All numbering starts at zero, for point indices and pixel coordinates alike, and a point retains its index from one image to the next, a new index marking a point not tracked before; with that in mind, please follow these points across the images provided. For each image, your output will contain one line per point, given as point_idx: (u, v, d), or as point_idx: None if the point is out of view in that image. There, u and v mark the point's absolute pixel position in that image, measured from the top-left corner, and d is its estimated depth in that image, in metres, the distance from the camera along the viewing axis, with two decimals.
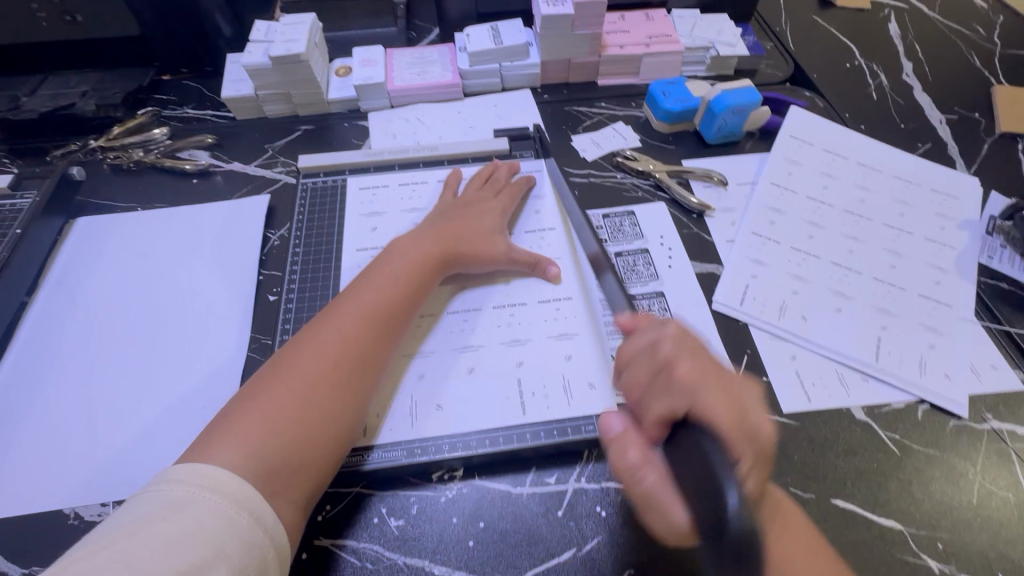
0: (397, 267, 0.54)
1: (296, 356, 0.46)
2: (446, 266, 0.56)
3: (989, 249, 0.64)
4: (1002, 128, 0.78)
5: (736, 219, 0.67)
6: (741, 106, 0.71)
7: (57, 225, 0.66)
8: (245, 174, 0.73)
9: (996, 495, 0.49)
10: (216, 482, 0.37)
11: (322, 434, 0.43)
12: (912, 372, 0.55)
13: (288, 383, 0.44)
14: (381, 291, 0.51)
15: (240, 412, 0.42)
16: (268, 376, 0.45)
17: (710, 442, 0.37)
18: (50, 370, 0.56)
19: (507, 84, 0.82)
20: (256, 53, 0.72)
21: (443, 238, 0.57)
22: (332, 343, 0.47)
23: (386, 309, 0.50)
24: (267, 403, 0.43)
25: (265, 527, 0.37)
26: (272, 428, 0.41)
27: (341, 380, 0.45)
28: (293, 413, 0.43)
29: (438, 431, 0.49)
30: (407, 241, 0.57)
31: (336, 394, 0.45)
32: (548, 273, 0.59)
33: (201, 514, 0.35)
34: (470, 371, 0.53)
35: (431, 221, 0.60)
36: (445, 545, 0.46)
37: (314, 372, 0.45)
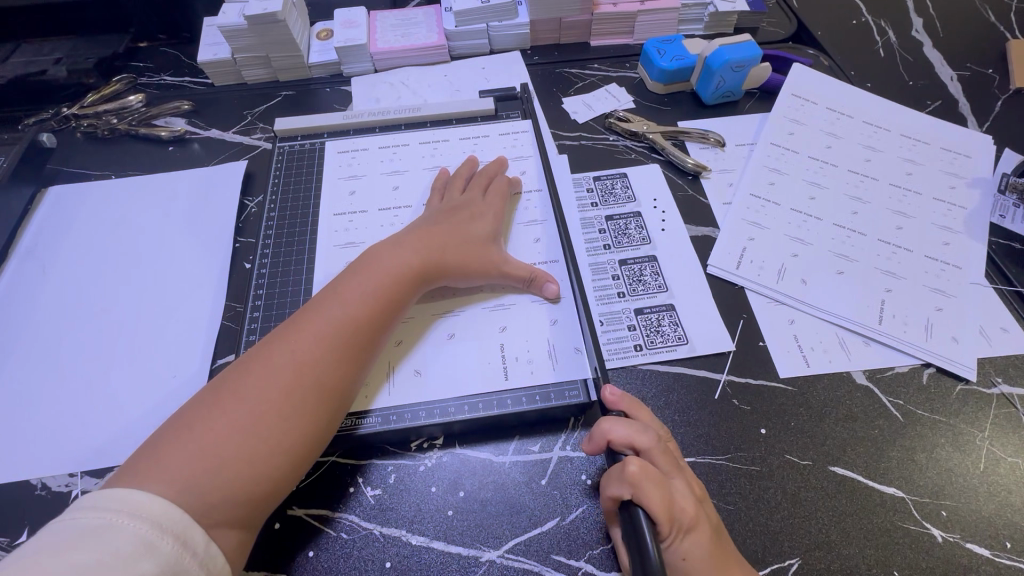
0: (368, 279, 0.47)
1: (245, 379, 0.41)
2: (426, 279, 0.50)
3: (1002, 207, 0.61)
4: (1016, 84, 0.74)
5: (733, 180, 0.64)
6: (739, 62, 0.67)
7: (29, 194, 0.64)
8: (223, 141, 0.70)
9: (1004, 461, 0.46)
10: (139, 507, 0.34)
11: (269, 468, 0.39)
12: (917, 336, 0.52)
13: (234, 409, 0.39)
14: (347, 308, 0.45)
15: (175, 440, 0.38)
16: (213, 400, 0.40)
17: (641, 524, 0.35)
18: (19, 341, 0.54)
19: (496, 45, 0.78)
20: (231, 14, 0.69)
21: (424, 246, 0.51)
22: (285, 367, 0.42)
23: (352, 330, 0.45)
24: (207, 433, 0.38)
25: (194, 552, 0.34)
26: (210, 465, 0.37)
27: (293, 409, 0.40)
28: (236, 446, 0.38)
29: (415, 397, 0.47)
30: (383, 250, 0.50)
31: (288, 425, 0.40)
32: (545, 290, 0.52)
33: (117, 539, 0.32)
34: (450, 337, 0.51)
35: (415, 226, 0.54)
36: (423, 515, 0.44)
37: (263, 400, 0.40)
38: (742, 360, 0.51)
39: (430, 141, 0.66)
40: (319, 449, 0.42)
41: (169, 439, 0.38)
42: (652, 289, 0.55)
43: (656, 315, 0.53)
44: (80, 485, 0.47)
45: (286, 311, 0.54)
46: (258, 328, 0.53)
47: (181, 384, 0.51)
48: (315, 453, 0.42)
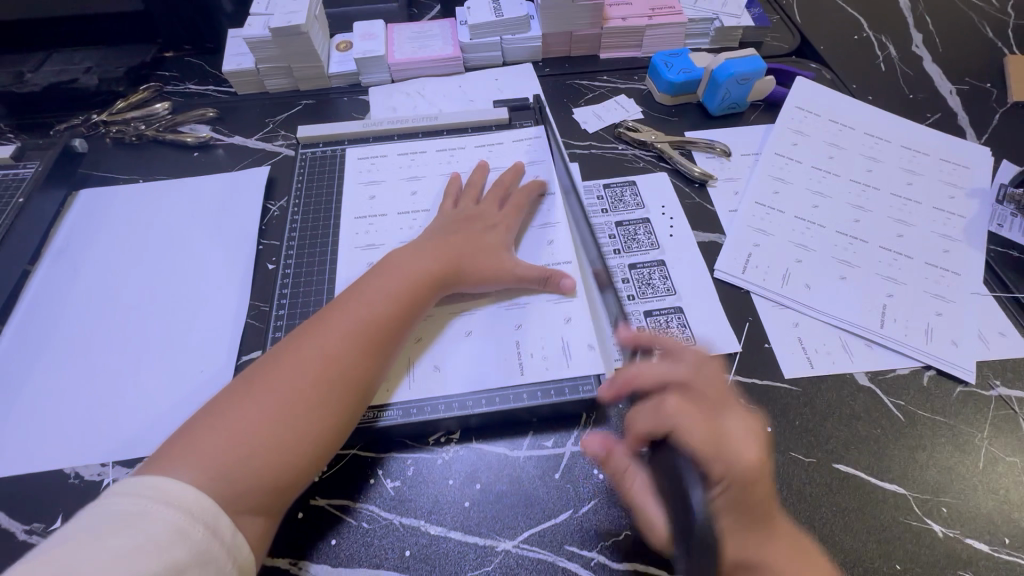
0: (389, 281, 0.50)
1: (274, 371, 0.44)
2: (446, 280, 0.52)
3: (999, 217, 0.63)
4: (1013, 98, 0.76)
5: (739, 188, 0.66)
6: (744, 75, 0.69)
7: (60, 196, 0.66)
8: (245, 147, 0.73)
9: (1002, 461, 0.48)
10: (171, 495, 0.35)
11: (295, 456, 0.41)
12: (917, 339, 0.53)
13: (261, 401, 0.41)
14: (370, 308, 0.48)
15: (207, 428, 0.40)
16: (242, 391, 0.43)
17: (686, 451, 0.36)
18: (52, 337, 0.57)
19: (508, 58, 0.81)
20: (256, 26, 0.72)
21: (444, 250, 0.53)
22: (312, 360, 0.44)
23: (377, 327, 0.47)
24: (238, 421, 0.40)
25: (222, 540, 0.36)
26: (238, 453, 0.39)
27: (319, 400, 0.43)
28: (263, 435, 0.40)
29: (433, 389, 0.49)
30: (405, 254, 0.53)
31: (314, 416, 0.42)
32: (561, 286, 0.54)
33: (151, 525, 0.33)
34: (467, 335, 0.53)
35: (434, 233, 0.56)
36: (441, 506, 0.45)
37: (291, 391, 0.42)
38: (748, 361, 0.53)
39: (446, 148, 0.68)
40: (342, 439, 0.44)
41: (200, 427, 0.40)
42: (660, 292, 0.57)
43: (665, 317, 0.55)
44: (111, 475, 0.48)
45: (308, 310, 0.56)
46: (282, 327, 0.55)
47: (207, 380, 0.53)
48: (338, 444, 0.44)
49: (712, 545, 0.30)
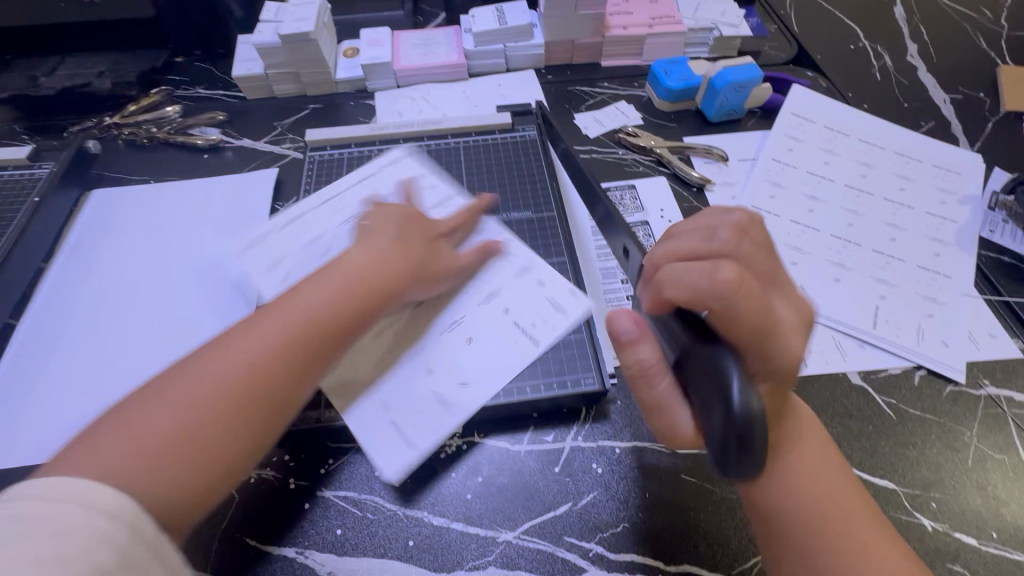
0: (344, 272, 0.45)
1: (201, 368, 0.39)
2: (405, 279, 0.48)
3: (991, 223, 0.64)
4: (1005, 107, 0.77)
5: (735, 193, 0.68)
6: (741, 83, 0.71)
7: (74, 196, 0.68)
8: (254, 150, 0.75)
9: (991, 458, 0.49)
10: (85, 495, 0.31)
11: (214, 469, 0.36)
12: (908, 340, 0.55)
13: (187, 396, 0.37)
14: (319, 300, 0.43)
15: (114, 430, 0.35)
16: (162, 389, 0.38)
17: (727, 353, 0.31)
18: (66, 331, 0.58)
19: (512, 64, 0.83)
20: (266, 32, 0.74)
21: (410, 247, 0.49)
22: (247, 361, 0.39)
23: (326, 327, 0.42)
24: (151, 425, 0.36)
25: (148, 539, 0.31)
26: (157, 456, 0.35)
27: (248, 409, 0.38)
28: (187, 435, 0.36)
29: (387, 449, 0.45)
30: (369, 244, 0.48)
31: (241, 425, 0.38)
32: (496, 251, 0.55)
33: (65, 526, 0.29)
34: (468, 339, 0.51)
35: (397, 228, 0.51)
36: (444, 498, 0.47)
37: (216, 395, 0.37)
38: None
39: (450, 153, 0.70)
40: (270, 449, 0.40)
41: (111, 425, 0.35)
42: None
43: None
44: None
45: None
46: None
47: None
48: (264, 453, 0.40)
49: (754, 443, 0.29)
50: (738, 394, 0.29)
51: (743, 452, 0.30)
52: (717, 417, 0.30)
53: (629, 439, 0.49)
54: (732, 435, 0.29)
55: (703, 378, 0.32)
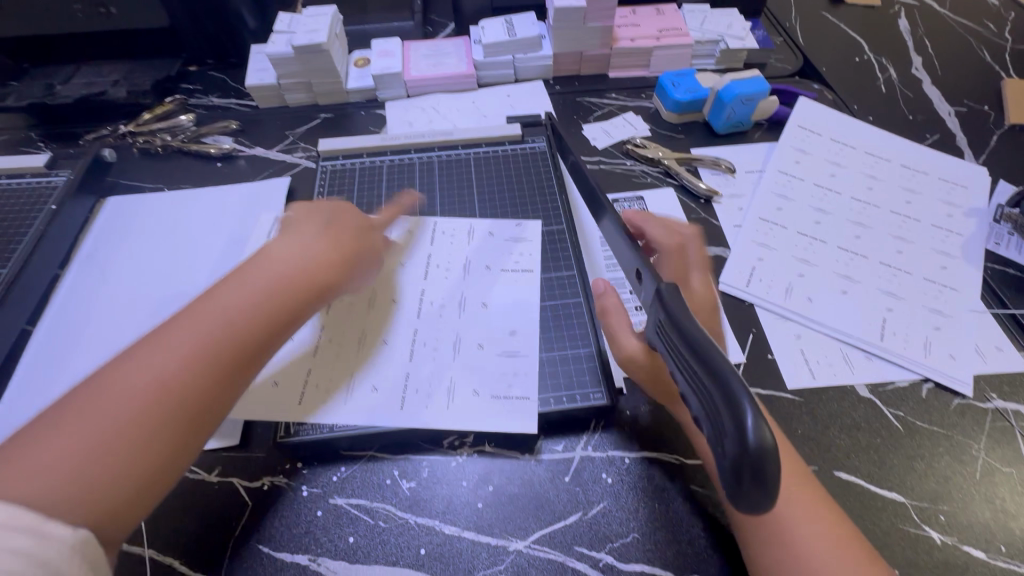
0: (263, 272, 0.45)
1: (117, 376, 0.37)
2: (331, 276, 0.48)
3: (997, 236, 0.65)
4: (1010, 120, 0.78)
5: (743, 204, 0.69)
6: (749, 96, 0.72)
7: (89, 204, 0.69)
8: (267, 158, 0.76)
9: (999, 471, 0.49)
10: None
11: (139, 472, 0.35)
12: (916, 352, 0.55)
13: (108, 401, 0.35)
14: (243, 299, 0.42)
15: (23, 446, 0.33)
16: (74, 402, 0.36)
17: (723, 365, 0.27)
18: (81, 338, 0.59)
19: (521, 75, 0.84)
20: (279, 43, 0.75)
21: (333, 240, 0.50)
22: (166, 360, 0.38)
23: (249, 323, 0.42)
24: (64, 434, 0.34)
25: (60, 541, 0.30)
26: (75, 463, 0.33)
27: (171, 408, 0.37)
28: (109, 439, 0.34)
29: (487, 417, 0.49)
30: (294, 241, 0.49)
31: (162, 428, 0.36)
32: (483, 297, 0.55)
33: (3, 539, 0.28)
34: (484, 307, 0.56)
35: (323, 227, 0.52)
36: (454, 507, 0.47)
37: (131, 399, 0.36)
38: (753, 371, 0.55)
39: (460, 163, 0.71)
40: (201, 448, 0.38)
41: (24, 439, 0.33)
42: None
43: None
44: None
45: None
46: None
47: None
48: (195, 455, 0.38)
49: (768, 478, 0.24)
50: (750, 424, 0.25)
51: (756, 489, 0.25)
52: (724, 445, 0.26)
53: (639, 450, 0.50)
54: (745, 469, 0.24)
55: (708, 401, 0.27)
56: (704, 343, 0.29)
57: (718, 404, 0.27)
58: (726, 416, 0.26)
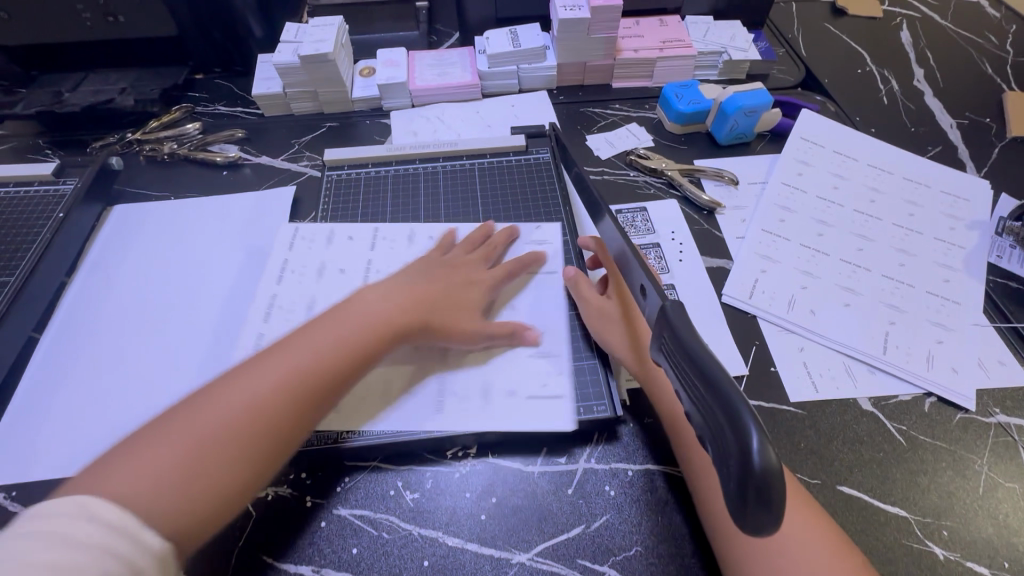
0: (360, 311, 0.47)
1: (216, 399, 0.40)
2: (422, 315, 0.50)
3: (999, 249, 0.65)
4: (1012, 133, 0.78)
5: (745, 216, 0.69)
6: (752, 107, 0.72)
7: (96, 211, 0.70)
8: (272, 167, 0.76)
9: (1002, 486, 0.49)
10: (89, 514, 0.32)
11: (208, 507, 0.36)
12: (918, 366, 0.55)
13: (205, 424, 0.38)
14: (336, 338, 0.44)
15: (122, 463, 0.35)
16: (174, 418, 0.39)
17: (719, 374, 0.28)
18: (87, 346, 0.59)
19: (524, 85, 0.85)
20: (286, 53, 0.75)
21: (422, 281, 0.52)
22: (251, 400, 0.40)
23: (339, 360, 0.44)
24: (154, 458, 0.36)
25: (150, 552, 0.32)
26: (169, 480, 0.35)
27: (249, 447, 0.39)
28: (198, 462, 0.37)
29: (525, 418, 0.49)
30: (380, 291, 0.50)
31: (238, 460, 0.38)
32: (526, 334, 0.53)
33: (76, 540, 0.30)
34: (509, 308, 0.56)
35: (411, 276, 0.53)
36: (458, 518, 0.47)
37: (225, 425, 0.38)
38: (755, 384, 0.55)
39: (464, 174, 0.72)
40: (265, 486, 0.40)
41: (127, 449, 0.36)
42: None
43: None
44: None
45: None
46: None
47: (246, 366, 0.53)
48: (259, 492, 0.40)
49: (773, 498, 0.25)
50: (755, 445, 0.25)
51: (762, 508, 0.25)
52: (730, 464, 0.26)
53: (642, 462, 0.50)
54: (749, 488, 0.25)
55: (713, 419, 0.28)
56: (709, 361, 0.29)
57: (723, 423, 0.27)
58: (731, 437, 0.26)
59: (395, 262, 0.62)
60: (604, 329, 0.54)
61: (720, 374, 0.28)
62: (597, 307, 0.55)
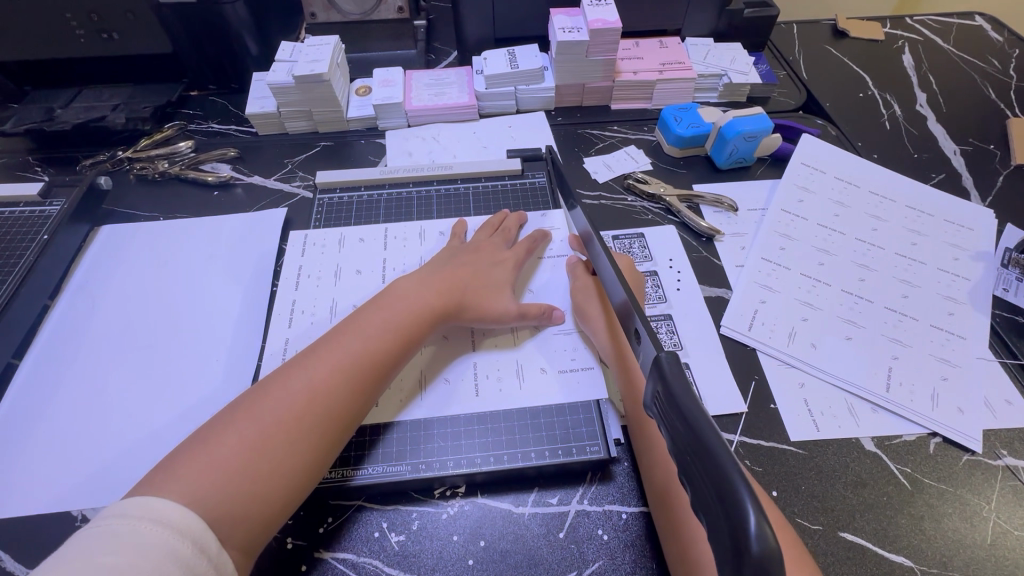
0: (384, 316, 0.51)
1: (262, 402, 0.44)
2: (444, 313, 0.54)
3: (1005, 281, 0.63)
4: (1016, 161, 0.77)
5: (744, 244, 0.68)
6: (751, 133, 0.71)
7: (83, 231, 0.68)
8: (264, 187, 0.75)
9: (1011, 534, 0.47)
10: (158, 513, 0.36)
11: (273, 489, 0.41)
12: (923, 405, 0.54)
13: (254, 425, 0.42)
14: (365, 342, 0.49)
15: (191, 456, 0.40)
16: (227, 421, 0.43)
17: (704, 419, 0.28)
18: (68, 371, 0.57)
19: (522, 106, 0.84)
20: (280, 73, 0.75)
21: (446, 277, 0.56)
22: (299, 394, 0.45)
23: (367, 363, 0.48)
24: (219, 451, 0.41)
25: (209, 557, 0.36)
26: (223, 480, 0.39)
27: (303, 436, 0.43)
28: (249, 462, 0.41)
29: (561, 390, 0.53)
30: (405, 286, 0.54)
31: (285, 457, 0.42)
32: (554, 316, 0.57)
33: (139, 543, 0.34)
34: (530, 292, 0.61)
35: (436, 266, 0.58)
36: (444, 563, 0.45)
37: (272, 426, 0.43)
38: (754, 422, 0.53)
39: (460, 198, 0.71)
40: (321, 471, 0.44)
41: (188, 451, 0.41)
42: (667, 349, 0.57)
43: None
44: None
45: None
46: None
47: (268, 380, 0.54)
48: (315, 478, 0.44)
49: None
50: (752, 526, 0.23)
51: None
52: (727, 543, 0.24)
53: (637, 505, 0.48)
54: (745, 569, 0.23)
55: (708, 490, 0.26)
56: (702, 423, 0.28)
57: (719, 494, 0.25)
58: (725, 512, 0.24)
59: (410, 260, 0.64)
60: (584, 303, 0.57)
61: (705, 420, 0.28)
62: (586, 283, 0.59)
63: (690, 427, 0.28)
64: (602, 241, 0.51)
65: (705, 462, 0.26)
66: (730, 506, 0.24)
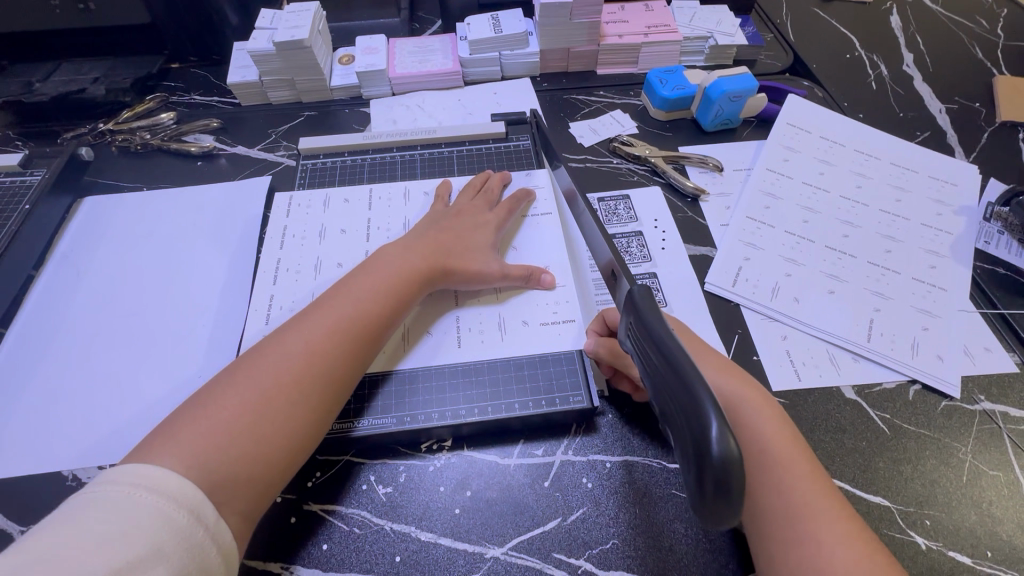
0: (375, 280, 0.51)
1: (255, 366, 0.44)
2: (430, 275, 0.54)
3: (986, 234, 0.64)
4: (1001, 118, 0.77)
5: (729, 203, 0.68)
6: (736, 93, 0.71)
7: (66, 204, 0.68)
8: (248, 157, 0.75)
9: (986, 474, 0.48)
10: (153, 481, 0.36)
11: (269, 453, 0.41)
12: (903, 353, 0.54)
13: (249, 389, 0.43)
14: (357, 305, 0.49)
15: (187, 421, 0.40)
16: (221, 385, 0.43)
17: (676, 347, 0.29)
18: (55, 340, 0.58)
19: (507, 72, 0.83)
20: (261, 40, 0.74)
21: (431, 242, 0.56)
22: (294, 357, 0.45)
23: (360, 326, 0.48)
24: (219, 411, 0.41)
25: (205, 525, 0.36)
26: (221, 444, 0.39)
27: (301, 398, 0.44)
28: (246, 425, 0.41)
29: (544, 343, 0.54)
30: (392, 251, 0.54)
31: (282, 421, 0.42)
32: (542, 281, 0.57)
33: (129, 510, 0.34)
34: (513, 250, 0.61)
35: (420, 230, 0.58)
36: (432, 512, 0.46)
37: (266, 389, 0.43)
38: None
39: (444, 162, 0.71)
40: (319, 434, 0.45)
41: (182, 417, 0.41)
42: None
43: None
44: None
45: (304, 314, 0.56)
46: None
47: (252, 342, 0.54)
48: (313, 442, 0.44)
49: (732, 491, 0.25)
50: (714, 436, 0.25)
51: (721, 500, 0.26)
52: (693, 457, 0.26)
53: (620, 454, 0.49)
54: (708, 478, 0.25)
55: (677, 413, 0.28)
56: (672, 350, 0.29)
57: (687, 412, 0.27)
58: (691, 430, 0.26)
59: (395, 221, 0.64)
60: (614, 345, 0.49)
61: (675, 348, 0.29)
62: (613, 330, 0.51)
63: (661, 361, 0.29)
64: (594, 213, 0.49)
65: (675, 389, 0.28)
66: (695, 429, 0.26)
